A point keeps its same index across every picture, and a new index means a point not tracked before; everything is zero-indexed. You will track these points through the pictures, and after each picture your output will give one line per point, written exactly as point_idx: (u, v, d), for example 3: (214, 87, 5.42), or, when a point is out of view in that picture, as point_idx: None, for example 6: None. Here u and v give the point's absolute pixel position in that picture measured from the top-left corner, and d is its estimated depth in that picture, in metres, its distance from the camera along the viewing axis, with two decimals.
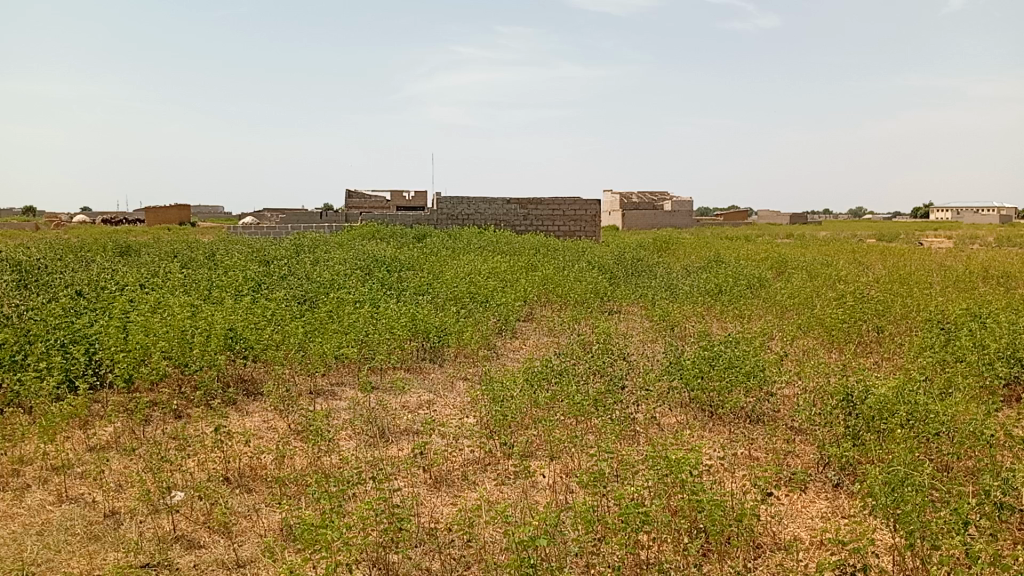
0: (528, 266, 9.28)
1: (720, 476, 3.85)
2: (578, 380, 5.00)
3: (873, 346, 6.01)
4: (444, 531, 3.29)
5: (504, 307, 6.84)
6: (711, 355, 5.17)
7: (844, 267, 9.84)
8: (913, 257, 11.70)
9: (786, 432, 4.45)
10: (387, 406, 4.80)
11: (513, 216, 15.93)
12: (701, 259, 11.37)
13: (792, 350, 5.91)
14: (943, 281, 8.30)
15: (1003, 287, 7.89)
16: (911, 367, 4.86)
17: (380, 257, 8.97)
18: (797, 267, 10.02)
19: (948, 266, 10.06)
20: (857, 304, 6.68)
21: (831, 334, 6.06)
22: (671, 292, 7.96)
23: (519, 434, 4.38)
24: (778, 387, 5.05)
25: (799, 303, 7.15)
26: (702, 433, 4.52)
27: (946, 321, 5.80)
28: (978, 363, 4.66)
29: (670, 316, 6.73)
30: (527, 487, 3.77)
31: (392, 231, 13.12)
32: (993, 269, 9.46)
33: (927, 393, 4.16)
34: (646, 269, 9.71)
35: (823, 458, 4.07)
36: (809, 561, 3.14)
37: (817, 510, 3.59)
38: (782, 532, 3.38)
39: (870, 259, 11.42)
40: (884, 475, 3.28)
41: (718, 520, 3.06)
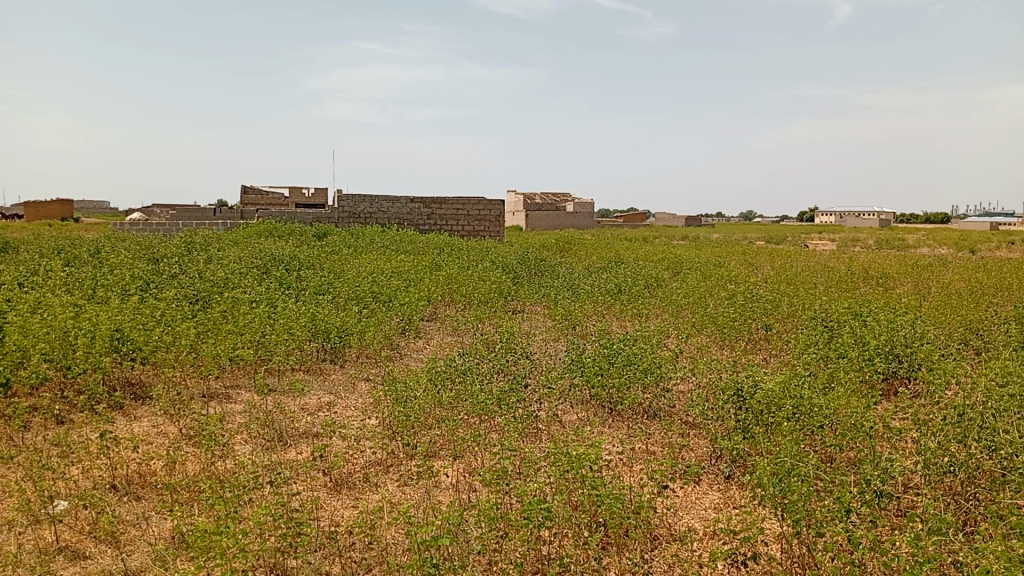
0: (431, 266, 9.24)
1: (619, 470, 3.95)
2: (482, 379, 5.01)
3: (761, 344, 6.30)
4: (345, 534, 3.24)
5: (407, 306, 6.79)
6: (611, 352, 5.29)
7: (736, 268, 10.27)
8: (801, 258, 12.32)
9: (681, 427, 4.61)
10: (286, 409, 4.68)
11: (417, 215, 15.83)
12: (602, 259, 11.63)
13: (687, 347, 6.12)
14: (826, 282, 8.77)
15: (880, 287, 8.40)
16: (797, 363, 5.11)
17: (278, 255, 8.73)
18: (693, 267, 10.39)
19: (831, 266, 10.64)
20: (748, 303, 6.98)
21: (724, 332, 6.30)
22: (573, 292, 8.10)
23: (422, 434, 4.36)
24: (674, 382, 5.23)
25: (694, 302, 7.41)
26: (601, 429, 4.63)
27: (829, 319, 6.13)
28: (858, 359, 4.94)
29: (572, 315, 6.83)
30: (430, 486, 3.76)
31: (291, 229, 12.80)
32: (872, 270, 10.06)
33: (811, 388, 4.39)
34: (549, 269, 9.85)
35: (715, 451, 4.25)
36: (702, 550, 3.26)
37: (710, 501, 3.74)
38: (677, 523, 3.50)
39: (760, 260, 11.97)
40: (772, 466, 3.45)
41: (617, 513, 3.14)
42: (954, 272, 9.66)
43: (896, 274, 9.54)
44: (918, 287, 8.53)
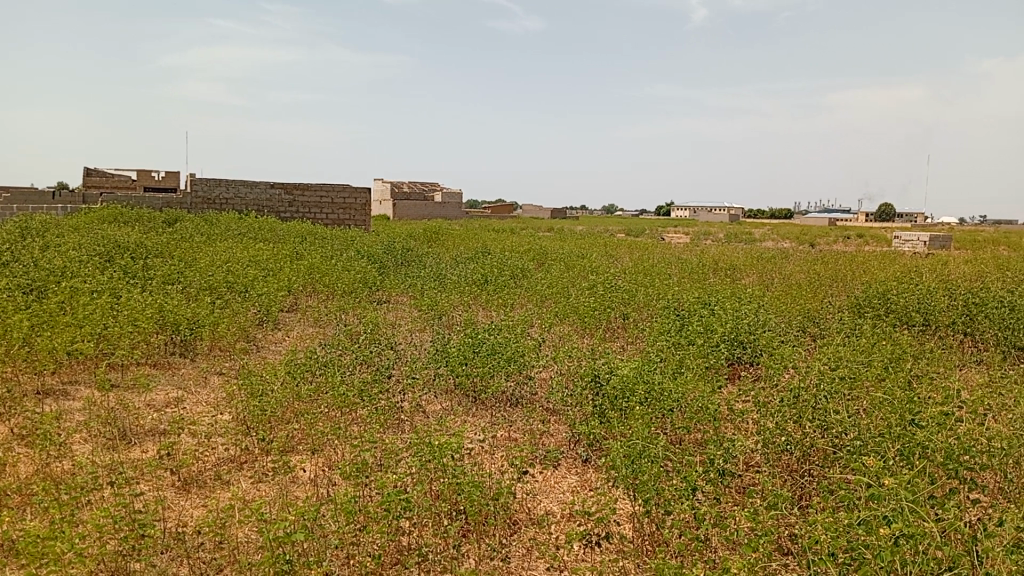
0: (292, 254, 8.97)
1: (480, 458, 4.00)
2: (343, 370, 4.92)
3: (619, 333, 6.54)
4: (193, 534, 3.10)
5: (266, 296, 6.55)
6: (475, 342, 5.32)
7: (597, 259, 10.60)
8: (658, 250, 12.87)
9: (542, 414, 4.72)
10: (130, 406, 4.41)
11: (277, 202, 15.29)
12: (469, 249, 11.69)
13: (549, 337, 6.26)
14: (679, 273, 9.20)
15: (729, 278, 8.91)
16: (652, 349, 5.33)
17: (123, 243, 8.19)
18: (557, 258, 10.63)
19: (685, 259, 11.19)
20: (608, 293, 7.22)
21: (585, 321, 6.49)
22: (439, 282, 8.09)
23: (278, 429, 4.23)
24: (536, 370, 5.33)
25: (557, 292, 7.58)
26: (464, 418, 4.66)
27: (681, 308, 6.45)
28: (706, 346, 5.22)
29: (437, 304, 6.82)
30: (286, 482, 3.67)
31: (141, 214, 12.05)
32: (722, 262, 10.66)
33: (663, 373, 4.61)
34: (415, 259, 9.80)
35: (573, 436, 4.39)
36: (559, 532, 3.36)
37: (567, 485, 3.85)
38: (535, 507, 3.59)
39: (621, 252, 12.41)
40: (625, 448, 3.59)
41: (477, 501, 3.17)
42: (794, 265, 10.38)
43: (743, 266, 10.15)
44: (763, 278, 9.10)
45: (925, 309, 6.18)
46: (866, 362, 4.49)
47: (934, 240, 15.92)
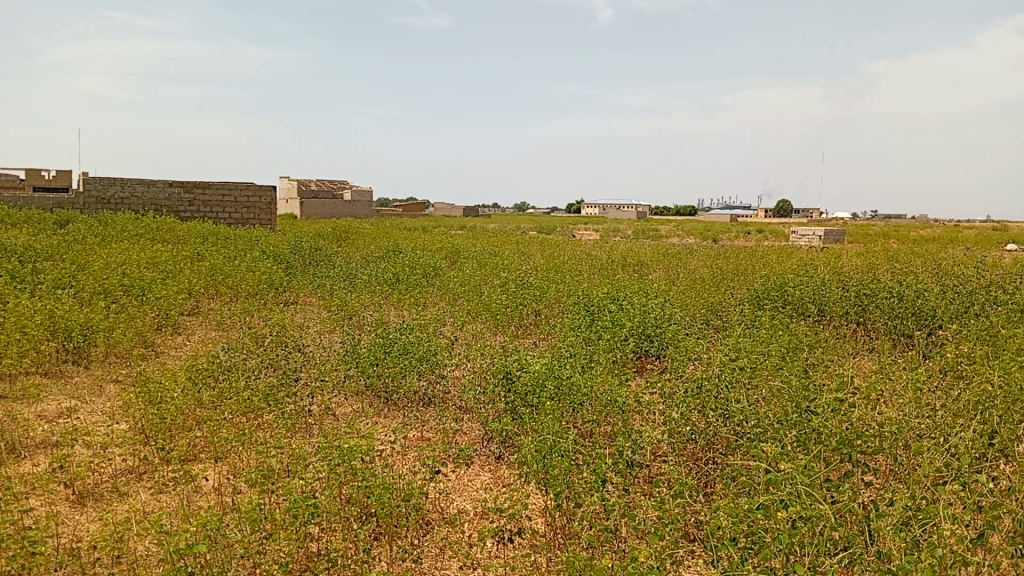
0: (194, 255, 8.66)
1: (392, 459, 3.97)
2: (249, 374, 4.79)
3: (531, 329, 6.61)
4: (88, 550, 2.96)
5: (164, 299, 6.30)
6: (386, 342, 5.26)
7: (508, 256, 10.66)
8: (569, 247, 13.05)
9: (455, 412, 4.71)
10: (18, 418, 4.16)
11: (177, 201, 14.75)
12: (380, 248, 11.56)
13: (462, 334, 6.25)
14: (589, 269, 9.35)
15: (637, 274, 9.11)
16: (562, 345, 5.39)
17: (8, 245, 7.72)
18: (469, 256, 10.64)
19: (595, 255, 11.38)
20: (519, 290, 7.27)
21: (497, 319, 6.51)
22: (349, 282, 7.96)
23: (180, 437, 4.08)
24: (448, 369, 5.32)
25: (469, 289, 7.57)
26: (376, 420, 4.61)
27: (591, 304, 6.56)
28: (615, 340, 5.33)
29: (347, 305, 6.71)
30: (189, 491, 3.54)
31: (28, 215, 11.39)
32: (631, 258, 10.90)
33: (573, 368, 4.68)
34: (324, 258, 9.62)
35: (486, 433, 4.41)
36: (471, 530, 3.37)
37: (480, 482, 3.86)
38: (448, 506, 3.59)
39: (532, 249, 12.52)
40: (536, 443, 3.63)
41: (387, 503, 3.14)
42: (698, 259, 10.70)
43: (651, 262, 10.40)
44: (669, 273, 9.35)
45: (819, 300, 6.47)
46: (765, 352, 4.67)
47: (829, 233, 16.72)
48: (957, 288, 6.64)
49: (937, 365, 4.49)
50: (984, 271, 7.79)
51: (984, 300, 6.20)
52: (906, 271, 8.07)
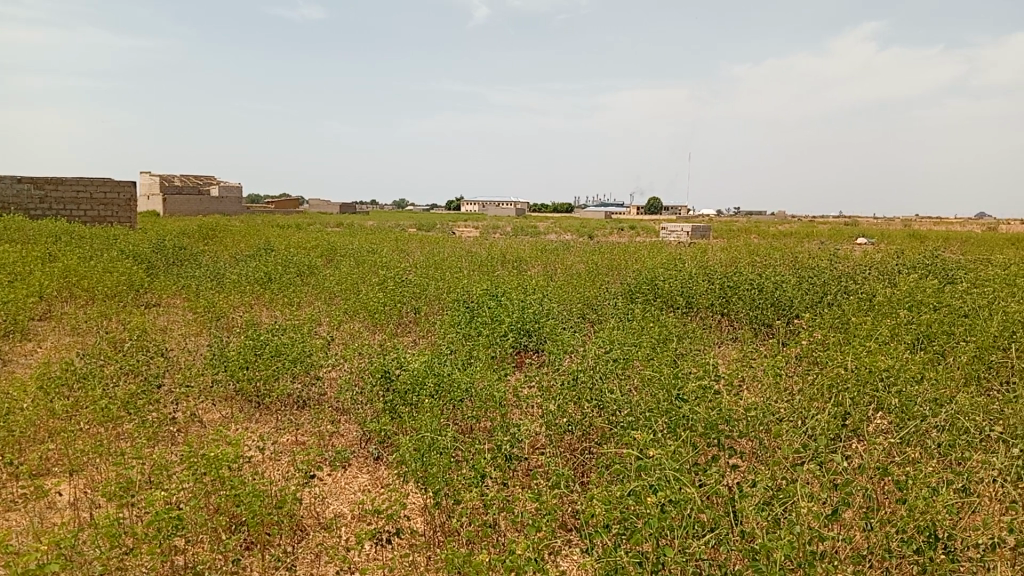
0: (43, 255, 8.06)
1: (264, 465, 3.85)
2: (107, 381, 4.50)
3: (410, 327, 6.56)
4: None
5: (12, 303, 5.80)
6: (257, 344, 5.06)
7: (387, 254, 10.53)
8: (448, 244, 13.02)
9: (331, 414, 4.61)
10: None
11: (26, 199, 13.75)
12: (251, 246, 11.15)
13: (338, 334, 6.12)
14: (469, 266, 9.38)
15: (515, 270, 9.19)
16: (441, 342, 5.36)
17: None
18: (346, 254, 10.43)
19: (474, 252, 11.42)
20: (397, 287, 7.19)
21: (374, 317, 6.40)
22: (217, 283, 7.62)
23: (29, 451, 3.79)
24: (325, 370, 5.19)
25: (346, 287, 7.41)
26: (247, 425, 4.45)
27: (470, 301, 6.58)
28: (495, 336, 5.36)
29: (215, 306, 6.41)
30: (40, 509, 3.30)
31: None
32: (510, 254, 11.02)
33: (452, 365, 4.67)
34: (191, 258, 9.18)
35: (364, 434, 4.35)
36: (348, 534, 3.31)
37: (358, 485, 3.81)
38: (325, 511, 3.51)
39: (411, 246, 12.43)
40: (413, 442, 3.60)
41: (259, 511, 3.03)
42: (575, 255, 10.94)
43: (528, 258, 10.53)
44: (547, 269, 9.50)
45: (688, 292, 6.74)
46: (638, 343, 4.81)
47: (697, 228, 17.53)
48: (812, 279, 7.08)
49: (795, 352, 4.77)
50: (835, 264, 8.35)
51: (835, 291, 6.64)
52: (767, 265, 8.55)
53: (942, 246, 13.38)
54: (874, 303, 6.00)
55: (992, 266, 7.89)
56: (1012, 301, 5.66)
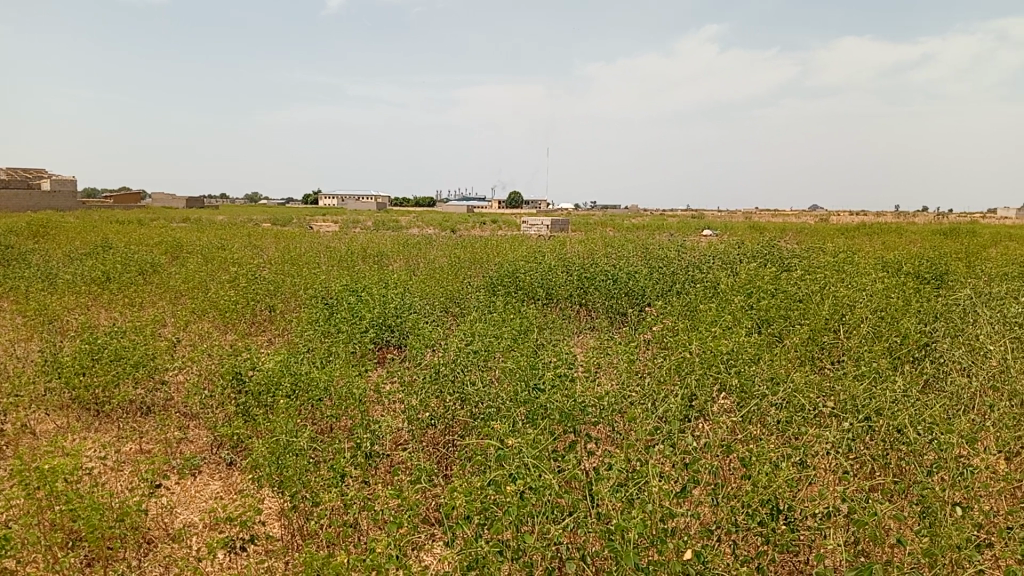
0: None
1: (105, 477, 3.60)
2: None
3: (265, 326, 6.33)
4: None
5: None
6: (95, 347, 4.72)
7: (239, 250, 10.09)
8: (305, 239, 12.65)
9: (179, 419, 4.37)
10: None
11: None
12: (88, 243, 10.38)
13: (186, 334, 5.80)
14: (327, 261, 9.15)
15: (375, 265, 9.04)
16: (298, 340, 5.19)
17: None
18: (194, 250, 9.90)
19: (333, 247, 11.15)
20: (251, 285, 6.90)
21: (226, 316, 6.11)
22: (48, 283, 7.03)
23: None
24: (171, 373, 4.91)
25: (193, 286, 7.02)
26: (85, 436, 4.15)
27: (328, 297, 6.41)
28: (354, 331, 5.25)
29: (46, 308, 5.92)
30: None
31: None
32: (370, 248, 10.86)
33: (309, 362, 4.53)
34: (17, 257, 8.42)
35: (215, 439, 4.15)
36: (199, 544, 3.15)
37: (209, 493, 3.64)
38: (173, 521, 3.32)
39: (266, 241, 11.98)
40: (268, 445, 3.46)
41: (99, 526, 2.82)
42: (437, 249, 10.92)
43: (389, 252, 10.37)
44: (408, 263, 9.43)
45: (547, 284, 6.87)
46: (498, 335, 4.85)
47: (556, 222, 17.97)
48: (663, 270, 7.40)
49: (646, 339, 4.97)
50: (684, 255, 8.76)
51: (684, 280, 6.98)
52: (621, 256, 8.87)
53: (778, 236, 14.37)
54: (719, 290, 6.34)
55: (822, 255, 8.53)
56: (840, 286, 6.14)
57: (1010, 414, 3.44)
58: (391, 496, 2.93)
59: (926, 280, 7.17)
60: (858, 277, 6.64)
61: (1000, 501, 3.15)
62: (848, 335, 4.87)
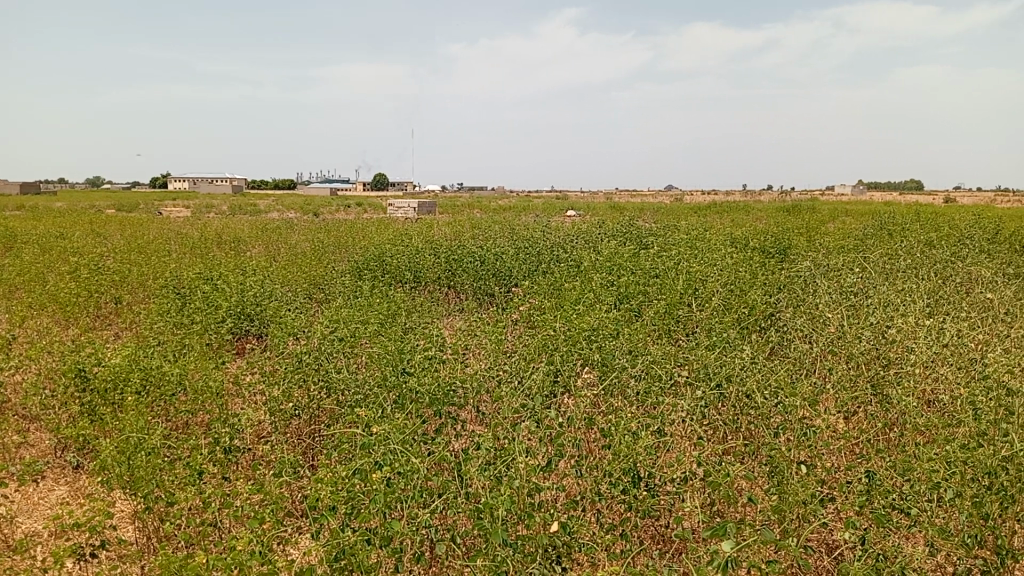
0: None
1: None
2: None
3: (112, 319, 5.93)
4: None
5: None
6: None
7: (80, 239, 9.39)
8: (155, 226, 11.92)
9: (16, 423, 4.03)
10: None
11: None
12: None
13: (22, 331, 5.36)
14: (180, 249, 8.68)
15: (233, 252, 8.65)
16: (147, 333, 4.88)
17: None
18: (27, 240, 9.13)
19: (186, 233, 10.58)
20: (93, 276, 6.44)
21: (66, 310, 5.68)
22: None
23: None
24: (4, 373, 4.51)
25: (28, 278, 6.47)
26: None
27: (181, 286, 6.08)
28: (210, 322, 5.01)
29: None
30: None
31: None
32: (227, 234, 10.38)
33: (161, 356, 4.28)
34: None
35: (59, 442, 3.86)
36: (44, 554, 2.93)
37: (54, 499, 3.38)
38: (13, 532, 3.07)
39: (111, 229, 11.22)
40: (117, 444, 3.25)
41: None
42: (299, 234, 10.58)
43: (247, 238, 9.94)
44: (268, 249, 9.09)
45: (414, 267, 6.82)
46: (363, 320, 4.76)
47: (422, 203, 17.87)
48: (528, 250, 7.50)
49: (513, 319, 5.02)
50: (549, 235, 8.91)
51: (549, 260, 7.11)
52: (488, 238, 8.93)
53: (637, 215, 14.90)
54: (582, 269, 6.50)
55: (678, 233, 8.92)
56: (694, 262, 6.44)
57: (845, 376, 3.72)
58: (254, 490, 2.83)
59: (771, 255, 7.64)
60: (710, 253, 6.99)
61: (838, 456, 3.40)
62: (702, 308, 5.11)
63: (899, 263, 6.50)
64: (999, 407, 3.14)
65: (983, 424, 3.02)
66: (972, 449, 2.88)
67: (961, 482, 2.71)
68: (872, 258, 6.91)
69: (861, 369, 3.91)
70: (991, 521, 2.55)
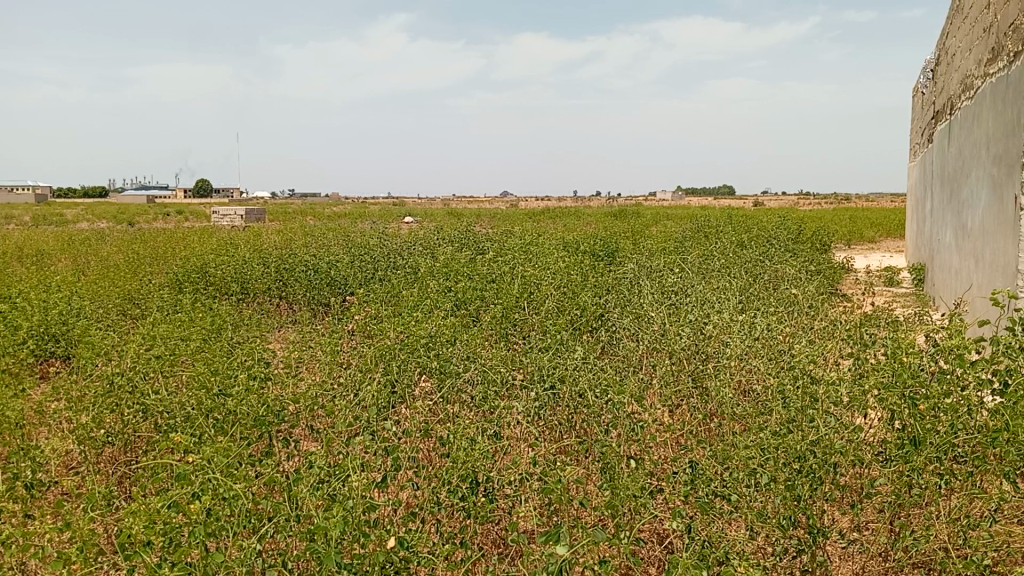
0: None
1: None
2: None
3: None
4: None
5: None
6: None
7: None
8: None
9: None
10: None
11: None
12: None
13: None
14: None
15: (35, 266, 7.90)
16: None
17: None
18: None
19: None
20: None
21: None
22: None
23: None
24: None
25: None
26: None
27: None
28: (7, 347, 4.54)
29: None
30: None
31: None
32: (26, 247, 9.44)
33: None
34: None
35: None
36: None
37: None
38: None
39: None
40: None
41: None
42: (112, 245, 9.82)
43: (52, 251, 9.09)
44: (77, 262, 8.34)
45: (241, 279, 6.51)
46: (184, 336, 4.47)
47: (247, 211, 17.15)
48: (363, 257, 7.37)
49: (349, 329, 4.89)
50: (385, 242, 8.81)
51: (384, 266, 7.01)
52: (321, 246, 8.69)
53: (472, 221, 15.03)
54: (418, 276, 6.46)
55: (512, 237, 9.11)
56: (528, 266, 6.58)
57: (669, 372, 3.92)
58: (59, 528, 2.56)
59: (600, 258, 7.95)
60: (542, 257, 7.17)
61: (665, 448, 3.55)
62: (536, 311, 5.22)
63: (715, 263, 6.95)
64: (805, 395, 3.40)
65: (792, 412, 3.27)
66: (783, 435, 3.10)
67: (774, 467, 2.91)
68: (691, 258, 7.36)
69: (683, 364, 4.13)
70: (802, 502, 2.75)
